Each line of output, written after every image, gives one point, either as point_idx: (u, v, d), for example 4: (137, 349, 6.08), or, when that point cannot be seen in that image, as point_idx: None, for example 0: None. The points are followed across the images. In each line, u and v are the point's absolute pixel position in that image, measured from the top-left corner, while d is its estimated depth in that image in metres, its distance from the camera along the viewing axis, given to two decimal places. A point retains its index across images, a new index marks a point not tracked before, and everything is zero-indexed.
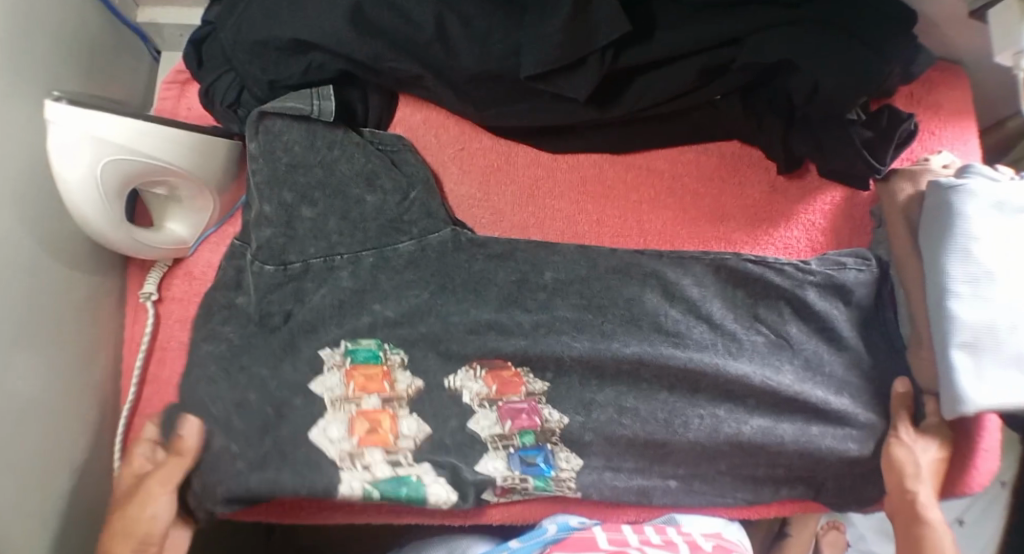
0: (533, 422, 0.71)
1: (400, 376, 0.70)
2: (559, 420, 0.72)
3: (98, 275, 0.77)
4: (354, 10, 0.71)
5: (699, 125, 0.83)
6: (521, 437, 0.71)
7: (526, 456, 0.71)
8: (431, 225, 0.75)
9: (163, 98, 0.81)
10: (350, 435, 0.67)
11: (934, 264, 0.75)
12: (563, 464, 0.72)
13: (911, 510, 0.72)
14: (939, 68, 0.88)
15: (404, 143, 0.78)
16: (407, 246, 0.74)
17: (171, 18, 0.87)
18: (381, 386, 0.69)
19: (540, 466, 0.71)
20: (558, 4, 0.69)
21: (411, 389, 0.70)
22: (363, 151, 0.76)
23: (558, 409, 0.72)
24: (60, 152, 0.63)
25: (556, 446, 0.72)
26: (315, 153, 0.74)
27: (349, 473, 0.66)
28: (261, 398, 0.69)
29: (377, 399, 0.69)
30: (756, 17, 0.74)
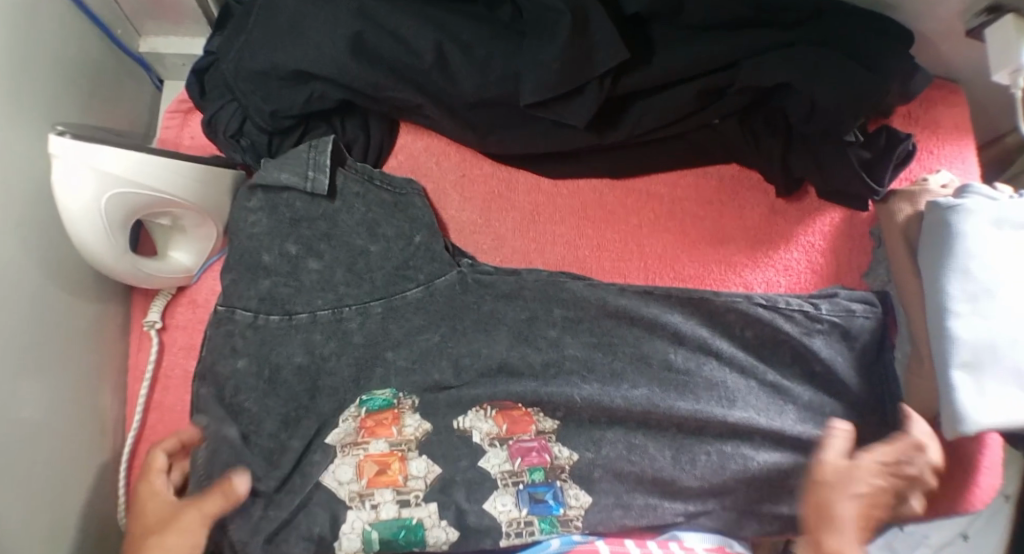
0: (543, 459, 0.73)
1: (409, 420, 0.73)
2: (569, 457, 0.73)
3: (102, 303, 0.78)
4: (355, 38, 0.72)
5: (700, 147, 0.83)
6: (530, 474, 0.72)
7: (534, 493, 0.72)
8: (438, 270, 0.77)
9: (166, 127, 0.81)
10: (359, 477, 0.70)
11: (933, 284, 0.75)
12: (571, 502, 0.72)
13: (821, 518, 0.69)
14: (936, 85, 0.89)
15: (413, 187, 0.79)
16: (415, 293, 0.76)
17: (173, 48, 0.86)
18: (390, 430, 0.72)
19: (548, 503, 0.72)
20: (556, 27, 0.69)
21: (420, 431, 0.72)
22: (368, 194, 0.77)
23: (567, 445, 0.73)
24: (65, 184, 0.64)
25: (565, 484, 0.72)
26: (319, 207, 0.76)
27: (355, 512, 0.69)
28: (284, 434, 0.72)
29: (385, 443, 0.71)
30: (755, 40, 0.74)
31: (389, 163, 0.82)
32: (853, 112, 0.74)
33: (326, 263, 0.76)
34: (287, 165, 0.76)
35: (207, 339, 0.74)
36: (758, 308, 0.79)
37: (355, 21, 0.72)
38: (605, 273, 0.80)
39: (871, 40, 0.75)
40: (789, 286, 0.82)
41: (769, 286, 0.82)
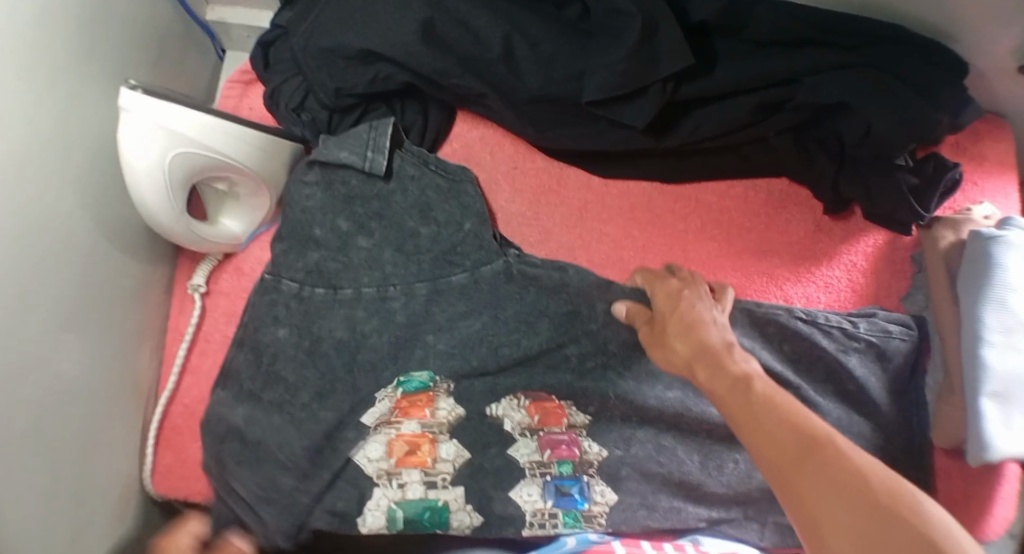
0: (571, 454, 0.72)
1: (442, 404, 0.73)
2: (598, 453, 0.73)
3: (149, 263, 0.78)
4: (425, 25, 0.73)
5: (751, 159, 0.84)
6: (559, 466, 0.72)
7: (560, 486, 0.71)
8: (484, 258, 0.77)
9: (226, 96, 0.83)
10: (389, 456, 0.70)
11: (970, 312, 0.76)
12: (597, 498, 0.71)
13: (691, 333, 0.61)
14: (985, 118, 0.90)
15: (467, 175, 0.79)
16: (460, 278, 0.76)
17: (240, 19, 0.87)
18: (423, 412, 0.72)
19: (574, 497, 0.71)
20: (623, 30, 0.70)
21: (452, 416, 0.73)
22: (421, 179, 0.78)
23: (598, 442, 0.73)
24: (133, 140, 0.64)
25: (592, 479, 0.72)
26: (373, 186, 0.77)
27: (381, 490, 0.69)
28: (317, 403, 0.72)
29: (417, 424, 0.72)
30: (818, 56, 0.75)
31: (444, 150, 0.83)
32: (906, 136, 0.74)
33: (374, 241, 0.77)
34: (346, 143, 0.77)
35: (252, 305, 0.76)
36: (797, 321, 0.79)
37: (426, 7, 0.73)
38: None
39: (934, 67, 0.75)
40: (828, 303, 0.83)
41: (809, 302, 0.82)
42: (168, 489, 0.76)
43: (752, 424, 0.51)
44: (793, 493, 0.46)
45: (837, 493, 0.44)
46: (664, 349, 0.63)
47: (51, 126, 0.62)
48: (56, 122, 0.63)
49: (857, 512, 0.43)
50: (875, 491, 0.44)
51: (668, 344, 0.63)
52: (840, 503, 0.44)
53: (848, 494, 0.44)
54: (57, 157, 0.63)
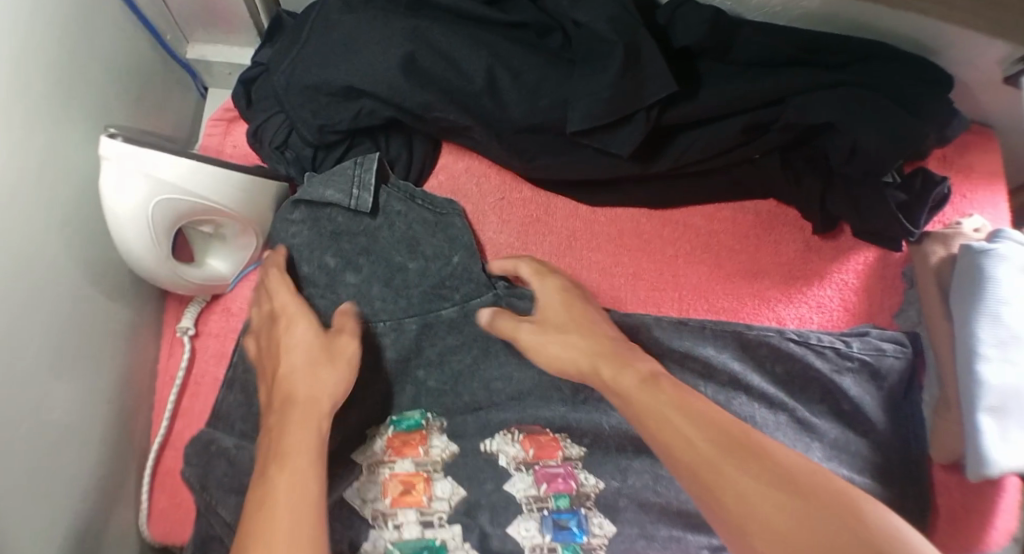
0: (568, 486, 0.71)
1: (436, 441, 0.73)
2: (595, 486, 0.72)
3: (137, 307, 0.78)
4: (408, 58, 0.72)
5: (740, 181, 0.84)
6: (556, 500, 0.71)
7: (557, 520, 0.70)
8: (473, 291, 0.76)
9: (210, 135, 0.82)
10: (384, 496, 0.70)
11: (963, 328, 0.75)
12: (595, 530, 0.69)
13: (580, 324, 0.66)
14: (972, 131, 0.90)
15: (454, 208, 0.79)
16: (450, 312, 0.76)
17: (221, 56, 0.86)
18: (416, 450, 0.72)
19: (572, 530, 0.69)
20: (606, 59, 0.70)
21: (445, 453, 0.73)
22: (406, 213, 0.78)
23: (594, 474, 0.72)
24: (116, 188, 0.64)
25: (589, 511, 0.70)
26: (359, 223, 0.77)
27: (377, 531, 0.68)
28: None
29: (411, 463, 0.71)
30: (803, 78, 0.74)
31: (430, 182, 0.83)
32: (893, 154, 0.74)
33: (362, 277, 0.76)
34: (331, 181, 0.76)
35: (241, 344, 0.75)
36: (790, 343, 0.79)
37: (409, 41, 0.73)
38: (639, 303, 0.81)
39: (920, 82, 0.75)
40: (821, 323, 0.82)
41: (802, 322, 0.82)
42: (162, 533, 0.76)
43: (672, 438, 0.53)
44: (691, 469, 0.51)
45: (760, 488, 0.48)
46: (553, 346, 0.65)
47: (34, 174, 0.62)
48: (39, 170, 0.63)
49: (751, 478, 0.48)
50: (796, 482, 0.48)
51: (563, 337, 0.66)
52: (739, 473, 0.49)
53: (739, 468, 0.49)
54: (41, 204, 0.63)
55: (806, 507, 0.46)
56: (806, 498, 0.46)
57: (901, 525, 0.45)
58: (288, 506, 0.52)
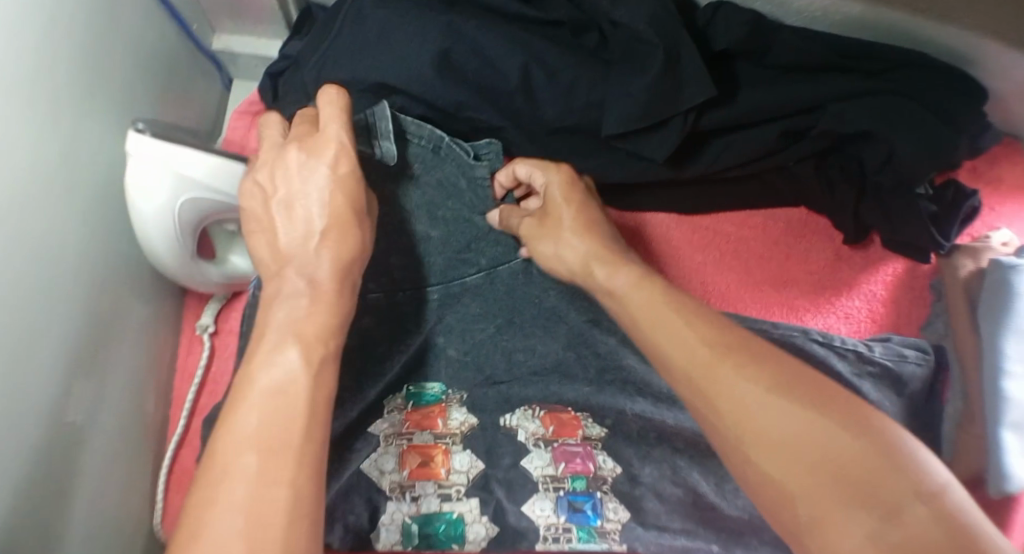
0: (586, 468, 0.70)
1: (454, 414, 0.72)
2: (613, 469, 0.70)
3: (156, 302, 0.76)
4: (441, 54, 0.70)
5: (771, 190, 0.83)
6: (572, 481, 0.69)
7: (574, 501, 0.68)
8: (501, 254, 0.79)
9: (234, 128, 0.79)
10: (401, 468, 0.68)
11: (990, 344, 0.75)
12: (610, 515, 0.68)
13: (587, 225, 0.69)
14: (1002, 144, 0.90)
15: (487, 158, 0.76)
16: (474, 278, 0.78)
17: (249, 48, 0.84)
18: (436, 423, 0.71)
19: (586, 513, 0.67)
20: (647, 62, 0.68)
21: (465, 426, 0.71)
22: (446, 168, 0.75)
23: (612, 457, 0.71)
24: (138, 183, 0.62)
25: (605, 495, 0.69)
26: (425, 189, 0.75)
27: (394, 503, 0.66)
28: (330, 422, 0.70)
29: (430, 435, 0.70)
30: (843, 87, 0.73)
31: None
32: (927, 165, 0.74)
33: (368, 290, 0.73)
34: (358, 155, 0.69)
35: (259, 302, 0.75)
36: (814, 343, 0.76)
37: (443, 36, 0.70)
38: None
39: (959, 94, 0.74)
40: (849, 333, 0.81)
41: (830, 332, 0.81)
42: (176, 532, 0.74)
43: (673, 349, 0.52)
44: (705, 393, 0.49)
45: (759, 396, 0.46)
46: (550, 248, 0.70)
47: (56, 163, 0.60)
48: (61, 158, 0.61)
49: (765, 386, 0.47)
50: (800, 389, 0.46)
51: (557, 235, 0.70)
52: (750, 384, 0.47)
53: (755, 377, 0.47)
54: (65, 199, 0.61)
55: (795, 403, 0.45)
56: (816, 409, 0.45)
57: (909, 444, 0.43)
58: (253, 432, 0.44)
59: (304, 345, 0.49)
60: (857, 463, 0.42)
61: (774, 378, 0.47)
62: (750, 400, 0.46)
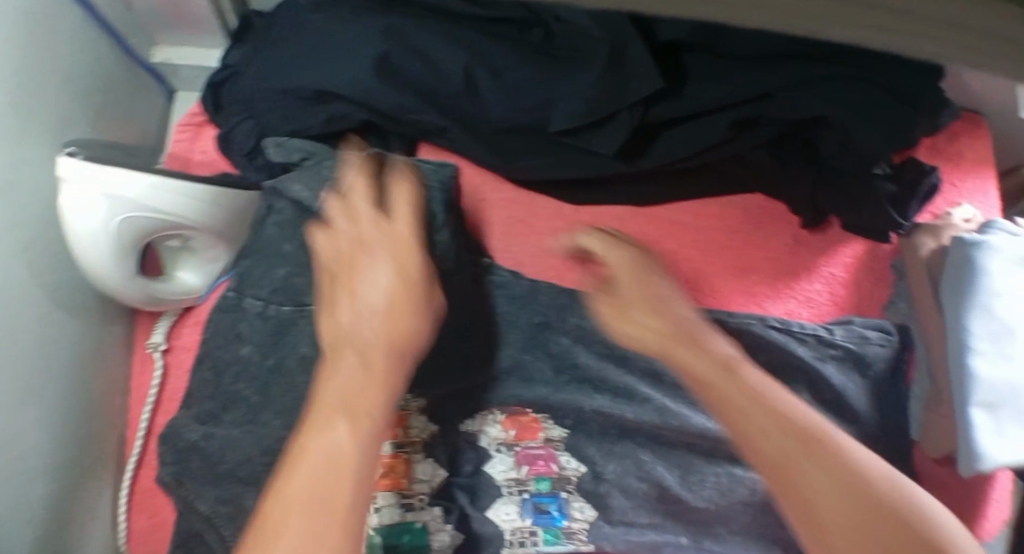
0: (549, 469, 0.73)
1: (415, 421, 0.72)
2: (577, 469, 0.73)
3: (105, 324, 0.75)
4: (381, 58, 0.68)
5: (726, 177, 0.82)
6: (536, 483, 0.72)
7: (539, 503, 0.71)
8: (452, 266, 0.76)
9: (177, 141, 0.78)
10: None
11: (956, 322, 0.74)
12: (576, 515, 0.71)
13: (403, 251, 0.58)
14: (962, 119, 0.89)
15: (439, 173, 0.77)
16: None
17: (188, 59, 0.83)
18: (395, 431, 0.71)
19: (553, 515, 0.71)
20: (592, 57, 0.68)
21: (427, 433, 0.72)
22: None
23: (575, 457, 0.74)
24: (74, 207, 0.62)
25: (570, 496, 0.72)
26: None
27: None
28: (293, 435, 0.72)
29: (390, 444, 0.70)
30: (797, 71, 0.71)
31: None
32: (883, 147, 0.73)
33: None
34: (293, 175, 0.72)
35: (212, 321, 0.75)
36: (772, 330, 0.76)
37: (383, 39, 0.68)
38: None
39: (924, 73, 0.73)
40: (810, 318, 0.80)
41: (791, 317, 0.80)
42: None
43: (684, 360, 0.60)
44: (779, 478, 0.50)
45: (834, 491, 0.48)
46: (366, 268, 0.56)
47: None
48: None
49: (833, 482, 0.48)
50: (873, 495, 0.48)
51: (366, 251, 0.57)
52: (821, 474, 0.49)
53: (829, 472, 0.49)
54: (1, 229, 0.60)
55: (818, 453, 0.49)
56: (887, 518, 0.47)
57: None
58: (302, 494, 0.44)
59: (364, 421, 0.48)
60: (865, 524, 0.47)
61: (848, 479, 0.48)
62: (828, 496, 0.48)
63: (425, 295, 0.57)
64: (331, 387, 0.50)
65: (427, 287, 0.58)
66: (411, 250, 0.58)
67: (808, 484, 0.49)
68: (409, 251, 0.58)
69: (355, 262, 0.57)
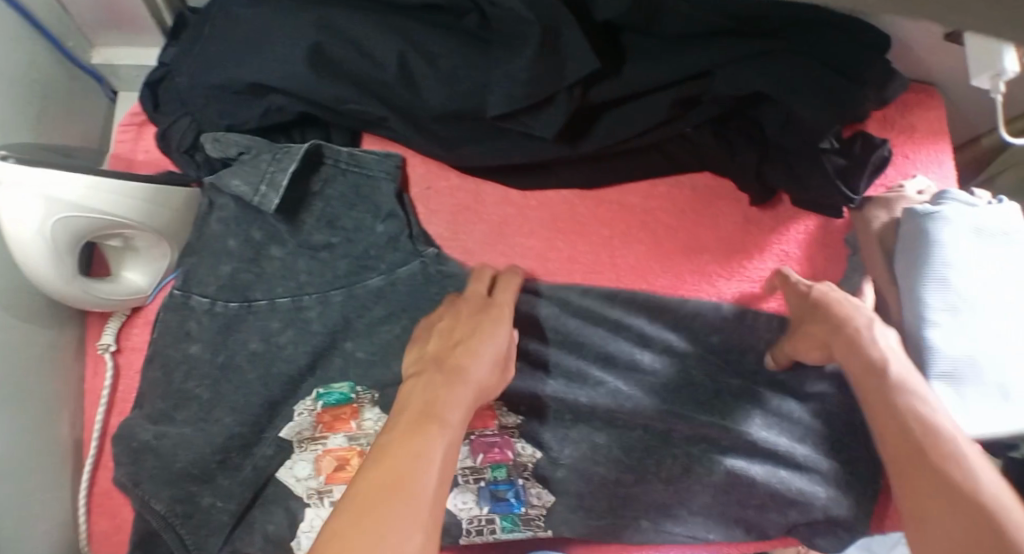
0: (506, 456, 0.73)
1: (367, 414, 0.73)
2: (532, 455, 0.74)
3: (55, 327, 0.75)
4: (313, 50, 0.68)
5: (674, 157, 0.81)
6: (493, 470, 0.73)
7: (495, 491, 0.73)
8: (400, 259, 0.75)
9: (120, 141, 0.78)
10: (317, 474, 0.72)
11: (912, 294, 0.75)
12: (533, 500, 0.73)
13: (500, 321, 0.64)
14: (913, 90, 0.88)
15: (385, 166, 0.76)
16: (376, 282, 0.75)
17: (129, 59, 0.82)
18: (348, 424, 0.72)
19: (510, 502, 0.72)
20: (524, 39, 0.66)
21: (379, 425, 0.72)
22: (334, 174, 0.76)
23: (531, 443, 0.74)
24: (12, 210, 0.62)
25: (527, 481, 0.73)
26: (315, 203, 0.75)
27: (313, 508, 0.71)
28: (251, 431, 0.73)
29: (343, 437, 0.72)
30: (735, 47, 0.71)
31: None
32: (828, 120, 0.72)
33: (275, 295, 0.74)
34: (234, 169, 0.72)
35: (160, 320, 0.74)
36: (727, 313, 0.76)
37: (316, 31, 0.69)
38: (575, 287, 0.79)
39: (863, 47, 0.74)
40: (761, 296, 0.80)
41: (743, 296, 0.80)
42: None
43: (819, 334, 0.69)
44: (912, 518, 0.54)
45: (944, 533, 0.51)
46: (478, 342, 0.61)
47: None
48: None
49: (952, 518, 0.51)
50: (984, 516, 0.50)
51: (481, 330, 0.63)
52: (939, 516, 0.52)
53: (946, 511, 0.52)
54: None
55: (955, 440, 0.57)
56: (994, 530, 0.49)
57: None
58: (421, 486, 0.47)
59: (448, 449, 0.51)
60: (975, 529, 0.50)
61: (955, 508, 0.52)
62: (944, 532, 0.51)
63: (503, 355, 0.63)
64: (432, 428, 0.51)
65: (506, 347, 0.63)
66: (503, 327, 0.64)
67: (925, 470, 0.55)
68: (499, 327, 0.64)
69: (460, 335, 0.62)
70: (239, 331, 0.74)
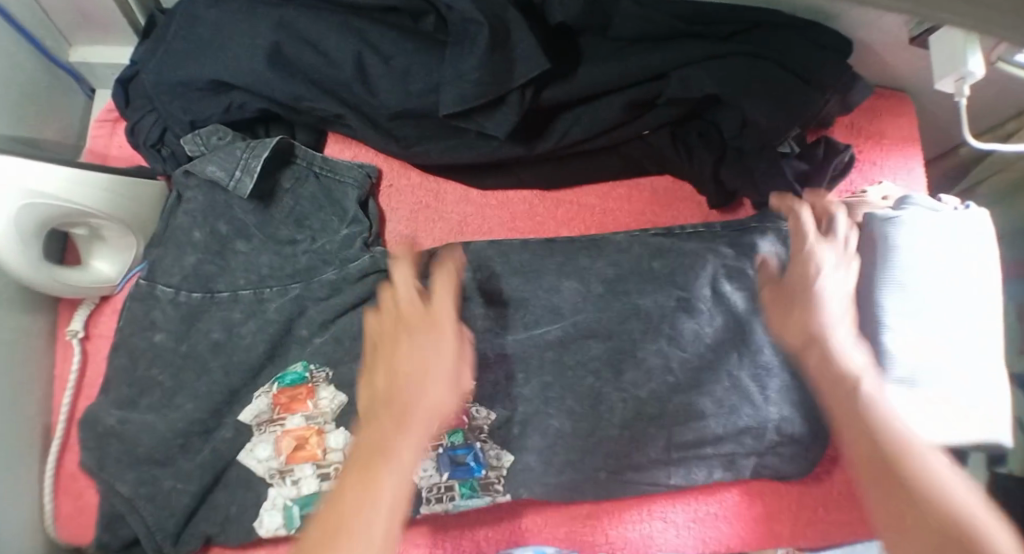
0: (461, 422, 0.73)
1: (323, 393, 0.74)
2: (487, 417, 0.73)
3: (27, 312, 0.78)
4: (272, 49, 0.72)
5: (634, 159, 0.82)
6: (450, 437, 0.72)
7: (454, 457, 0.72)
8: (352, 254, 0.77)
9: (95, 137, 0.82)
10: (278, 454, 0.72)
11: (870, 300, 0.75)
12: (492, 462, 0.73)
13: (445, 313, 0.57)
14: (882, 96, 0.88)
15: (352, 173, 0.80)
16: (330, 276, 0.76)
17: (101, 57, 0.85)
18: (306, 404, 0.73)
19: (469, 465, 0.72)
20: (473, 41, 0.68)
21: (335, 404, 0.73)
22: (307, 176, 0.79)
23: (485, 406, 0.73)
24: None
25: (485, 444, 0.73)
26: (285, 204, 0.79)
27: (276, 489, 0.72)
28: (210, 418, 0.73)
29: (302, 417, 0.73)
30: (686, 51, 0.72)
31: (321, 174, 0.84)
32: (780, 122, 0.73)
33: (236, 287, 0.76)
34: (198, 163, 0.76)
35: (127, 309, 0.75)
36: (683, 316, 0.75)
37: (274, 30, 0.72)
38: None
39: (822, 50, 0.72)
40: None
41: None
42: (71, 533, 0.77)
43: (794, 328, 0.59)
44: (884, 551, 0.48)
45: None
46: (430, 343, 0.54)
47: None
48: None
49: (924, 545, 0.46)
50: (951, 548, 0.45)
51: (428, 325, 0.55)
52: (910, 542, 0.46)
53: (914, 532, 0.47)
54: None
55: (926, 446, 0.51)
56: None
57: None
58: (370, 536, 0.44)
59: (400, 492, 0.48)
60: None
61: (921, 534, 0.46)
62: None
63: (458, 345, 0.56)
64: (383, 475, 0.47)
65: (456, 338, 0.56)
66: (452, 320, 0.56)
67: (899, 493, 0.48)
68: (448, 321, 0.56)
69: (408, 332, 0.55)
70: (200, 320, 0.75)
